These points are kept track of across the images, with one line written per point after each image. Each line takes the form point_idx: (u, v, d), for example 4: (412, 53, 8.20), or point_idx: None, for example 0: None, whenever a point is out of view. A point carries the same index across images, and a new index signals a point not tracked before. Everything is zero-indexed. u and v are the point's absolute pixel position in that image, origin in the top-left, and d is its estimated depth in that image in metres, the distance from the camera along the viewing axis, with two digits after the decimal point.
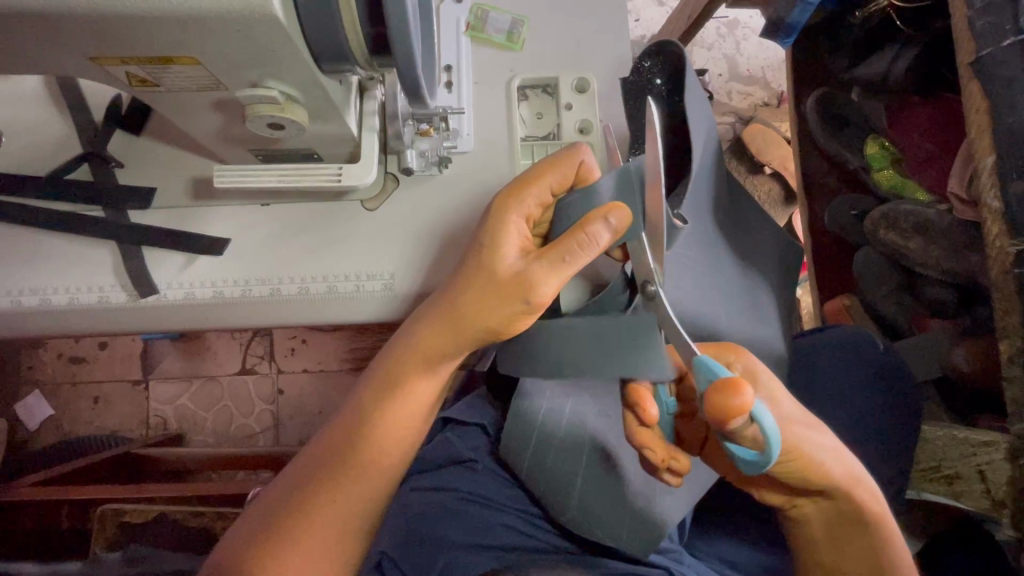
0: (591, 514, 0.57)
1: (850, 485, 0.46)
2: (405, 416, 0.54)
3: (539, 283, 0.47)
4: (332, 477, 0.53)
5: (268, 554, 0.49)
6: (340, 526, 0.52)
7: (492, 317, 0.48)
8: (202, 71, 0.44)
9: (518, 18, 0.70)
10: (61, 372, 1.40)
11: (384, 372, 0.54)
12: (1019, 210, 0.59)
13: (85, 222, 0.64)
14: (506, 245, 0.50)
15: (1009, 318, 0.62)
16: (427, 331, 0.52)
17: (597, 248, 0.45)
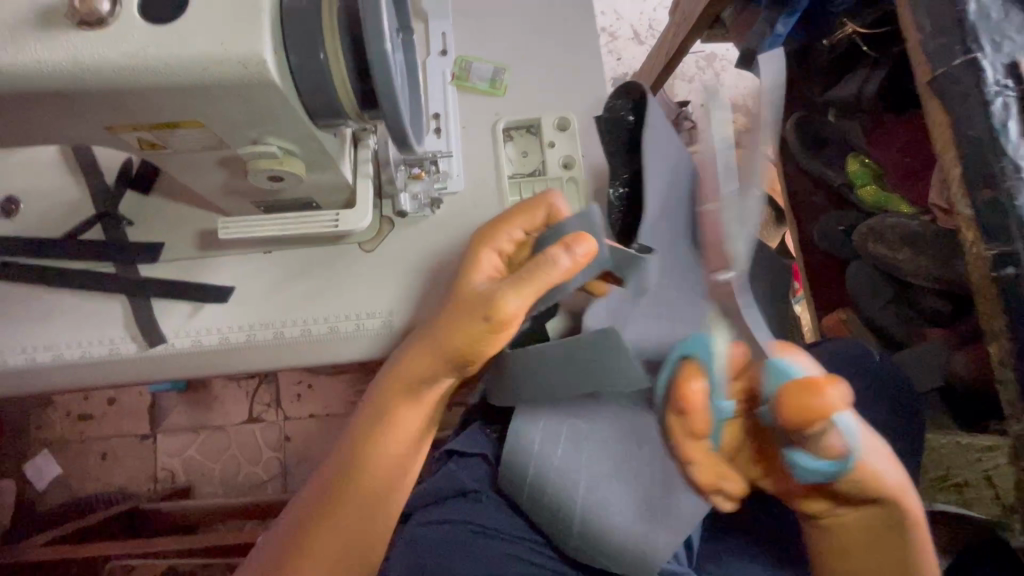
0: (595, 542, 0.57)
1: (899, 494, 0.47)
2: (397, 446, 0.55)
3: (502, 302, 0.50)
4: (327, 506, 0.53)
5: None
6: (335, 562, 0.52)
7: (461, 337, 0.51)
8: (206, 133, 0.48)
9: (500, 66, 0.75)
10: (69, 431, 1.41)
11: (373, 398, 0.56)
12: (990, 216, 0.61)
13: (97, 279, 0.67)
14: (478, 273, 0.56)
15: (993, 322, 0.63)
16: (409, 356, 0.54)
17: (557, 268, 0.49)
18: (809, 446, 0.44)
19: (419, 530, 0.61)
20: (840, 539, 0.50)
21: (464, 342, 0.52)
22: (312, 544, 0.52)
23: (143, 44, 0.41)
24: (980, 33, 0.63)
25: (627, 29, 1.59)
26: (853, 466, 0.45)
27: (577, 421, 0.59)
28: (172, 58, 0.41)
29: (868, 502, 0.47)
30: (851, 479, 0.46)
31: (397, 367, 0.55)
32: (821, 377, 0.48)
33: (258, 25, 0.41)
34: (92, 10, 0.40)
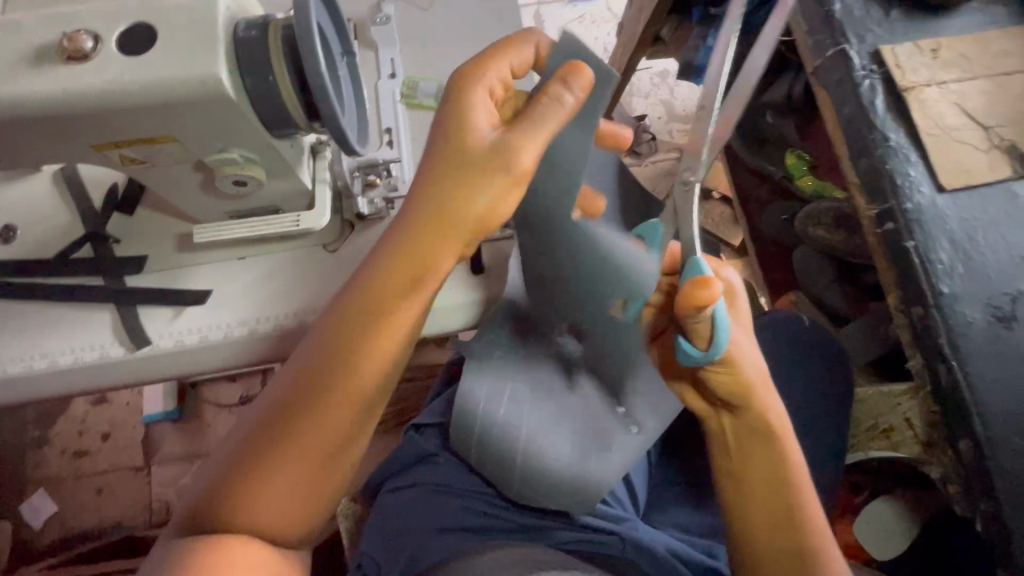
0: (533, 488, 0.67)
1: (760, 395, 0.58)
2: (365, 376, 0.52)
3: (520, 149, 0.51)
4: (290, 418, 0.51)
5: (255, 478, 0.49)
6: (290, 480, 0.50)
7: (479, 194, 0.51)
8: (178, 146, 0.56)
9: (443, 84, 0.84)
10: (66, 467, 1.46)
11: (343, 309, 0.53)
12: (871, 181, 0.69)
13: (88, 291, 0.74)
14: (477, 117, 0.53)
15: (888, 275, 0.69)
16: (395, 275, 0.52)
17: (562, 106, 0.52)
18: (694, 334, 0.54)
19: (387, 497, 0.72)
20: (723, 442, 0.61)
21: (487, 202, 0.52)
22: (272, 458, 0.50)
23: (122, 73, 0.50)
24: (846, 29, 0.73)
25: None
26: (722, 373, 0.57)
27: (519, 386, 0.66)
28: (144, 81, 0.50)
29: (739, 405, 0.58)
30: (728, 376, 0.57)
31: (373, 290, 0.52)
32: (737, 298, 0.60)
33: (215, 54, 0.50)
34: (78, 48, 0.49)
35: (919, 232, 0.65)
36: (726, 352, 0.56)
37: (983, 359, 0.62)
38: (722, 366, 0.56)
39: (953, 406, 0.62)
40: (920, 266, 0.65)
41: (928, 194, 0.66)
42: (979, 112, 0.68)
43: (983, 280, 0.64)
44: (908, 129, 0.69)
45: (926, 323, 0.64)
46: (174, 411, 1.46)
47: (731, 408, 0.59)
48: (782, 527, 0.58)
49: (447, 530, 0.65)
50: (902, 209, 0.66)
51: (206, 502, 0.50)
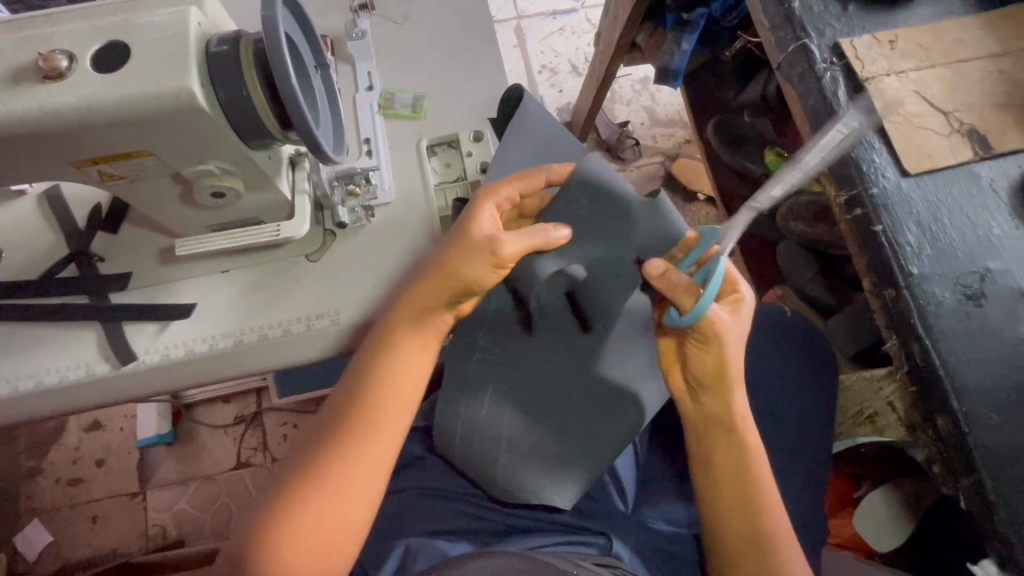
0: (516, 482, 0.69)
1: (731, 385, 0.63)
2: (379, 442, 0.60)
3: (505, 241, 0.59)
4: (320, 473, 0.58)
5: (298, 500, 0.57)
6: (314, 514, 0.56)
7: (474, 261, 0.60)
8: (155, 160, 0.58)
9: (419, 94, 0.86)
10: (60, 497, 1.44)
11: (360, 376, 0.63)
12: (839, 169, 0.70)
13: (73, 309, 0.75)
14: (483, 216, 0.63)
15: (860, 260, 0.70)
16: (412, 329, 0.63)
17: (543, 233, 0.61)
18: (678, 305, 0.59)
19: (377, 501, 0.74)
20: (691, 424, 0.67)
21: (472, 272, 0.60)
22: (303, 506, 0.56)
23: (96, 89, 0.51)
24: (806, 24, 0.75)
25: (566, 64, 1.76)
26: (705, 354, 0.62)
27: (500, 385, 0.71)
28: (119, 97, 0.51)
29: (705, 393, 0.64)
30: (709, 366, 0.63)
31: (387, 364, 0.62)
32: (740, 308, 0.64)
33: (187, 67, 0.52)
34: (53, 66, 0.51)
35: (886, 216, 0.67)
36: (710, 341, 0.61)
37: (955, 336, 0.63)
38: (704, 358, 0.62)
39: (930, 384, 0.63)
40: (888, 248, 0.66)
41: (893, 178, 0.68)
42: (939, 98, 0.70)
43: (951, 259, 0.65)
44: (870, 118, 0.71)
45: (898, 304, 0.65)
46: (168, 434, 1.45)
47: (703, 395, 0.65)
48: (743, 516, 0.63)
49: (434, 531, 0.67)
50: (869, 194, 0.68)
51: (256, 527, 0.57)
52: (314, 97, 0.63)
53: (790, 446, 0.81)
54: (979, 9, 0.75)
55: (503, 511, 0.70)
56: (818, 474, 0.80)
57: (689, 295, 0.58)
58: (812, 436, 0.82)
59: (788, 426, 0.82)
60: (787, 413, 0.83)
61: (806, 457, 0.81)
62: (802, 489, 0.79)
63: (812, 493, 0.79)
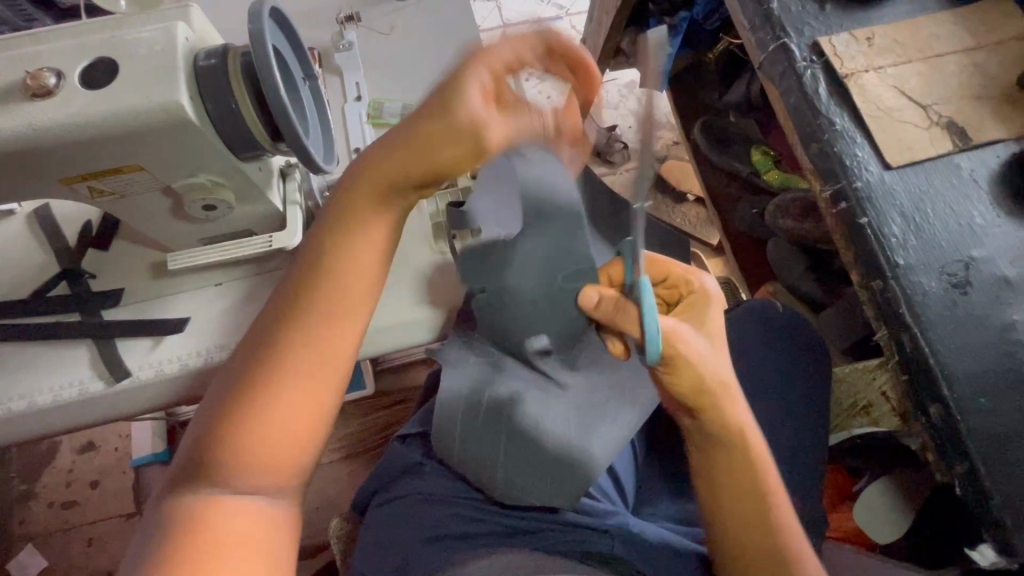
0: (516, 485, 0.70)
1: (723, 401, 0.60)
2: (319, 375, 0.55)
3: (489, 132, 0.55)
4: (253, 399, 0.53)
5: (252, 413, 0.52)
6: (280, 421, 0.53)
7: (439, 153, 0.55)
8: (146, 175, 0.58)
9: (408, 103, 0.86)
10: (54, 520, 1.42)
11: (287, 308, 0.56)
12: (824, 164, 0.72)
13: (64, 327, 0.74)
14: (470, 95, 0.54)
15: (847, 253, 0.71)
16: (360, 202, 0.58)
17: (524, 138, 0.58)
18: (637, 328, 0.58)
19: (377, 510, 0.73)
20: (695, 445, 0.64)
21: (443, 159, 0.55)
22: (246, 440, 0.52)
23: (84, 106, 0.51)
24: (785, 24, 0.76)
25: None
26: (679, 385, 0.58)
27: (496, 387, 0.72)
28: (107, 112, 0.51)
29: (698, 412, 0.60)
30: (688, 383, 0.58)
31: (327, 290, 0.57)
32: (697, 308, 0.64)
33: (175, 81, 0.52)
34: (41, 84, 0.51)
35: (871, 208, 0.68)
36: (682, 364, 0.57)
37: (943, 324, 0.64)
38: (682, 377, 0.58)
39: (920, 372, 0.64)
40: (874, 239, 0.67)
41: (876, 171, 0.69)
42: (917, 92, 0.72)
43: (935, 248, 0.66)
44: (851, 113, 0.72)
45: (887, 294, 0.66)
46: (164, 452, 1.44)
47: (696, 416, 0.61)
48: (758, 528, 0.61)
49: (437, 536, 0.66)
50: (854, 188, 0.69)
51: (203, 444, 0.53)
52: (303, 108, 0.63)
53: (788, 440, 0.81)
54: (952, 4, 0.76)
55: (504, 513, 0.70)
56: (816, 467, 0.81)
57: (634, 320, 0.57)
58: (808, 430, 0.82)
59: (786, 421, 0.82)
60: (784, 408, 0.83)
61: (803, 451, 0.81)
62: (801, 483, 0.79)
63: (811, 486, 0.80)
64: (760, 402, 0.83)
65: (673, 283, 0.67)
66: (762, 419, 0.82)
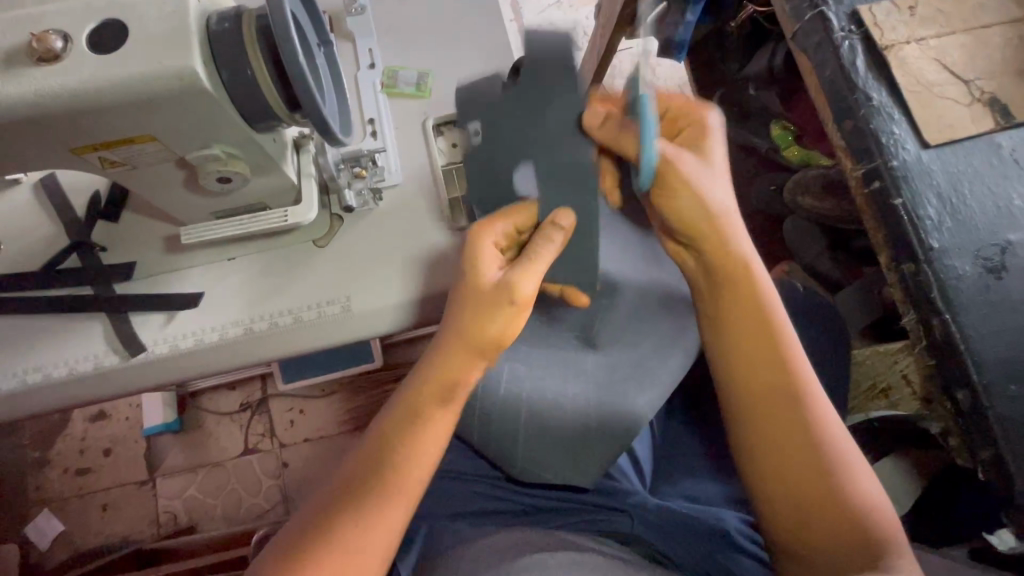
0: (535, 463, 0.69)
1: (725, 223, 0.59)
2: (430, 445, 0.57)
3: (519, 284, 0.55)
4: (380, 500, 0.55)
5: (347, 507, 0.55)
6: (373, 518, 0.54)
7: (490, 326, 0.55)
8: (158, 146, 0.56)
9: (423, 71, 0.83)
10: (70, 485, 1.45)
11: (410, 406, 0.57)
12: (856, 141, 0.69)
13: (77, 301, 0.73)
14: (487, 265, 0.58)
15: (876, 235, 0.69)
16: (467, 298, 0.57)
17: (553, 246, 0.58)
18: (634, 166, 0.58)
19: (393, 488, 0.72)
20: (699, 285, 0.64)
21: (497, 330, 0.55)
22: (370, 526, 0.54)
23: (95, 72, 0.49)
24: None
25: (564, 38, 1.71)
26: (679, 218, 0.59)
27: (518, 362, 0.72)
28: (117, 78, 0.49)
29: (705, 249, 0.60)
30: (699, 215, 0.58)
31: (403, 414, 0.57)
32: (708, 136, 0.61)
33: (189, 46, 0.49)
34: (47, 48, 0.49)
35: (906, 188, 0.66)
36: (682, 190, 0.58)
37: (975, 309, 0.63)
38: (689, 205, 0.58)
39: (948, 357, 0.63)
40: (907, 222, 0.65)
41: (913, 150, 0.67)
42: (959, 65, 0.69)
43: (972, 231, 0.64)
44: (890, 88, 0.69)
45: (918, 278, 0.65)
46: (175, 422, 1.45)
47: (699, 249, 0.61)
48: (768, 402, 0.58)
49: (455, 517, 0.68)
50: (889, 167, 0.67)
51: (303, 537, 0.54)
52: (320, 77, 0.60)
53: None
54: None
55: (521, 491, 0.71)
56: None
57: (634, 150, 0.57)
58: None
59: None
60: None
61: None
62: None
63: None
64: None
65: (676, 113, 0.63)
66: None
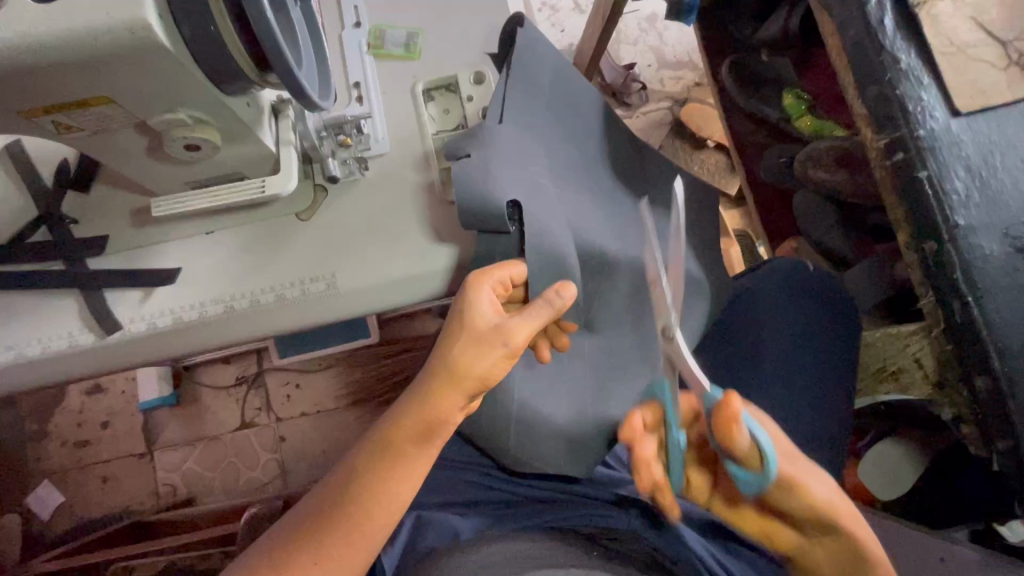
0: (527, 451, 0.67)
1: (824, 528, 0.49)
2: (401, 493, 0.51)
3: (514, 330, 0.50)
4: (339, 549, 0.49)
5: (310, 539, 0.49)
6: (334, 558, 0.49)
7: (479, 366, 0.50)
8: (117, 109, 0.51)
9: (413, 31, 0.77)
10: (67, 458, 1.45)
11: (385, 443, 0.51)
12: (878, 108, 0.64)
13: (48, 276, 0.70)
14: (483, 306, 0.53)
15: (897, 211, 0.65)
16: (460, 339, 0.51)
17: (554, 305, 0.52)
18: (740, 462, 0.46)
19: None
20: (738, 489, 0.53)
21: (484, 372, 0.50)
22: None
23: (37, 25, 0.44)
24: None
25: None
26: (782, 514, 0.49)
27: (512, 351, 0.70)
28: (62, 31, 0.44)
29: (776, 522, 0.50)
30: (804, 514, 0.49)
31: (378, 451, 0.51)
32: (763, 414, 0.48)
33: None
34: None
35: (933, 160, 0.61)
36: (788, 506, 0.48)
37: (1000, 291, 0.59)
38: (789, 503, 0.48)
39: (968, 341, 0.59)
40: (932, 197, 0.60)
41: (942, 118, 0.61)
42: (996, 25, 0.63)
43: (1001, 207, 0.60)
44: (920, 49, 0.63)
45: (940, 257, 0.60)
46: (171, 397, 1.43)
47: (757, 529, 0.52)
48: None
49: (446, 504, 0.66)
50: (914, 137, 0.61)
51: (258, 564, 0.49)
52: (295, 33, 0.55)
53: (813, 405, 0.78)
54: None
55: (517, 482, 0.69)
56: (837, 431, 0.78)
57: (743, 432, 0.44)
58: (834, 395, 0.78)
59: (813, 387, 0.78)
60: (811, 371, 0.79)
61: (828, 417, 0.78)
62: (823, 449, 0.77)
63: (831, 451, 0.77)
64: (785, 365, 0.79)
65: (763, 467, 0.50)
66: (789, 384, 0.78)
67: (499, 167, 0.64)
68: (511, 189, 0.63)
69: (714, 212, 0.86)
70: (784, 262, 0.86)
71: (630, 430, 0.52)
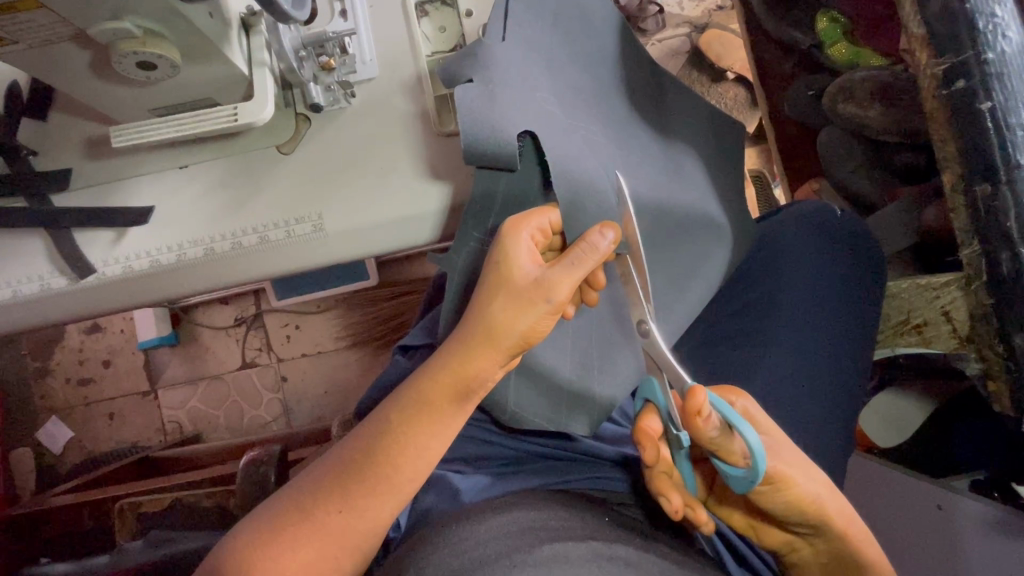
0: (525, 409, 0.64)
1: (814, 510, 0.51)
2: (434, 447, 0.49)
3: (556, 285, 0.47)
4: (368, 495, 0.47)
5: (340, 491, 0.47)
6: (364, 511, 0.47)
7: (520, 325, 0.46)
8: (51, 16, 0.46)
9: None
10: (72, 396, 1.45)
11: (417, 399, 0.48)
12: (940, 26, 0.55)
13: (11, 213, 0.64)
14: (523, 259, 0.49)
15: (947, 146, 0.58)
16: (500, 295, 0.48)
17: (597, 254, 0.48)
18: (730, 456, 0.48)
19: None
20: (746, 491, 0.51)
21: (525, 330, 0.47)
22: (353, 519, 0.47)
23: None
24: None
25: None
26: (779, 499, 0.50)
27: None
28: None
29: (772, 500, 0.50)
30: (796, 513, 0.51)
31: (409, 408, 0.48)
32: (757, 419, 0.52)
33: None
34: None
35: (1000, 89, 0.53)
36: (783, 495, 0.49)
37: None
38: (782, 498, 0.49)
39: (1012, 293, 0.54)
40: (993, 132, 0.53)
41: (1016, 39, 0.53)
42: None
43: None
44: None
45: (993, 202, 0.54)
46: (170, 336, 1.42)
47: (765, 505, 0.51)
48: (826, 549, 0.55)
49: (444, 458, 0.64)
50: (980, 61, 0.53)
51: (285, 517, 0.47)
52: None
53: (834, 357, 0.73)
54: None
55: (517, 439, 0.65)
56: (856, 383, 0.75)
57: (711, 415, 0.47)
58: (854, 347, 0.74)
59: (834, 339, 0.74)
60: (832, 320, 0.74)
61: (848, 370, 0.74)
62: (842, 402, 0.73)
63: (850, 405, 0.74)
64: (807, 315, 0.74)
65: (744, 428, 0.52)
66: (811, 335, 0.73)
67: (507, 97, 0.57)
68: (518, 119, 0.57)
69: (736, 150, 0.78)
70: (811, 206, 0.79)
71: (643, 440, 0.52)
